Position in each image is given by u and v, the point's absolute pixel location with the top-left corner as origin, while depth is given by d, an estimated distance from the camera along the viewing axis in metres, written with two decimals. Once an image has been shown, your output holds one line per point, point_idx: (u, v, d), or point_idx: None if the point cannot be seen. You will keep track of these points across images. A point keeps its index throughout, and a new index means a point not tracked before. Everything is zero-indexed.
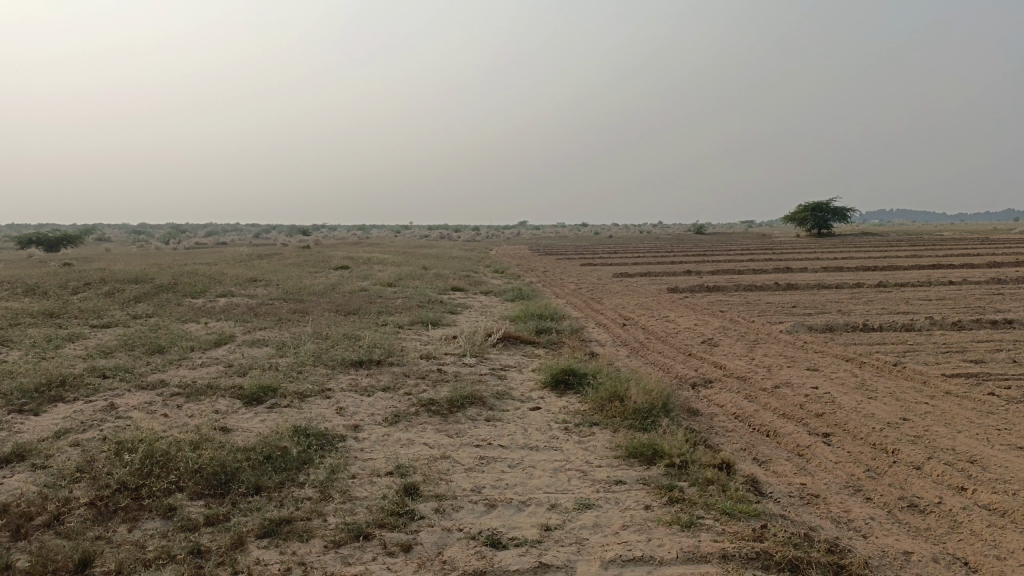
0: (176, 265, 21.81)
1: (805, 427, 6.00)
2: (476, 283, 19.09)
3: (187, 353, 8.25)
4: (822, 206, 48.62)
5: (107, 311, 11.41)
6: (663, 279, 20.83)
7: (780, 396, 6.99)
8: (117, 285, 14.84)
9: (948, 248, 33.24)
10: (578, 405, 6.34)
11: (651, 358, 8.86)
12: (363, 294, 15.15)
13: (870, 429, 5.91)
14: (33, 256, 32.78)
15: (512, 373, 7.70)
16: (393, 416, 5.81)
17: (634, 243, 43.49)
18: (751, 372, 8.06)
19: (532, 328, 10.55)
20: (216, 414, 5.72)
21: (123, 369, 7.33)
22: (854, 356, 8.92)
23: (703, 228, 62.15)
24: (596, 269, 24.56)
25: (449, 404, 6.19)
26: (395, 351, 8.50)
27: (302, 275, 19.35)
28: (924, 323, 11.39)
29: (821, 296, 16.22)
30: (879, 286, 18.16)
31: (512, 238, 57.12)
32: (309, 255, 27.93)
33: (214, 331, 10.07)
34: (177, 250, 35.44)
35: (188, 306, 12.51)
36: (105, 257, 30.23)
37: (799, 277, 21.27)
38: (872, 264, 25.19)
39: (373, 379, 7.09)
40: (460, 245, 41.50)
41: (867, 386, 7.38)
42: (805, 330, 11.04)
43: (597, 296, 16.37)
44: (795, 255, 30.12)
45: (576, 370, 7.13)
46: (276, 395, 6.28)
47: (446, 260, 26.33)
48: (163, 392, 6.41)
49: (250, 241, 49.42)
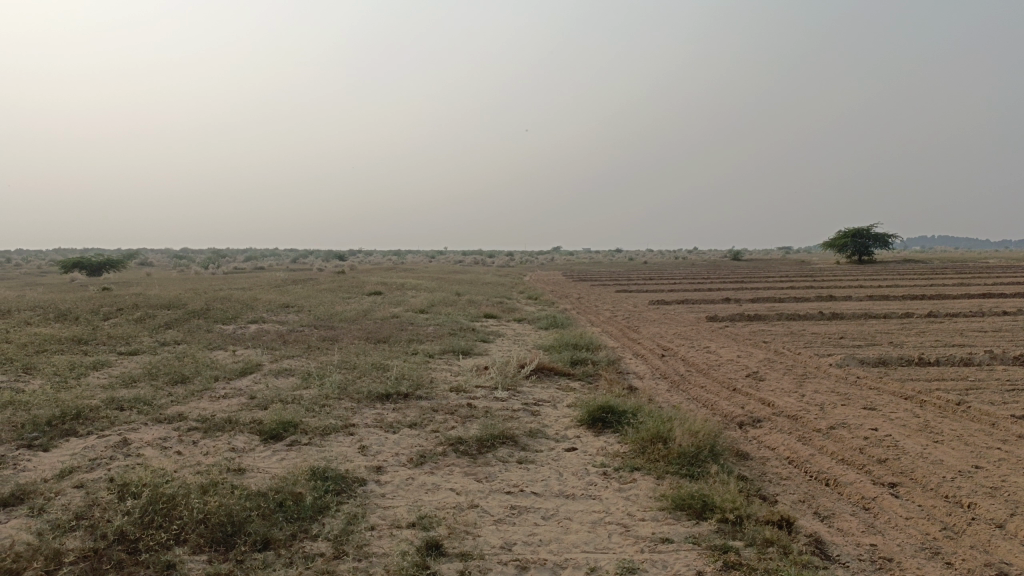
0: (210, 290, 21.84)
1: (868, 476, 5.47)
2: (510, 309, 18.71)
3: (209, 383, 7.97)
4: (863, 233, 47.59)
5: (135, 338, 11.25)
6: (701, 307, 20.26)
7: (836, 439, 6.46)
8: (149, 310, 14.76)
9: (998, 275, 32.10)
10: (618, 447, 5.89)
11: (693, 394, 8.38)
12: (394, 321, 14.86)
13: (941, 479, 5.36)
14: (75, 280, 33.63)
15: (546, 409, 7.27)
16: (419, 457, 5.42)
17: (669, 269, 42.92)
18: (802, 410, 7.53)
19: (567, 359, 10.11)
20: (231, 452, 5.39)
21: (142, 400, 7.07)
22: (912, 394, 8.33)
23: (739, 253, 61.16)
24: (633, 296, 24.09)
25: (479, 443, 5.78)
26: (425, 383, 8.13)
27: (334, 301, 19.19)
28: (985, 357, 10.70)
29: (869, 326, 15.54)
30: (930, 316, 17.38)
31: (547, 263, 56.95)
32: (343, 280, 27.89)
33: (240, 359, 9.82)
34: (214, 274, 36.03)
35: (217, 332, 12.31)
36: (146, 281, 30.54)
37: (844, 305, 20.56)
38: (920, 293, 24.30)
39: (399, 414, 6.71)
40: (496, 271, 41.21)
41: (930, 428, 6.81)
42: (856, 364, 10.43)
43: (634, 325, 15.90)
44: (837, 283, 29.23)
45: (614, 407, 6.68)
46: (296, 430, 5.94)
47: (479, 287, 26.03)
48: (179, 426, 6.11)
49: (285, 266, 49.92)
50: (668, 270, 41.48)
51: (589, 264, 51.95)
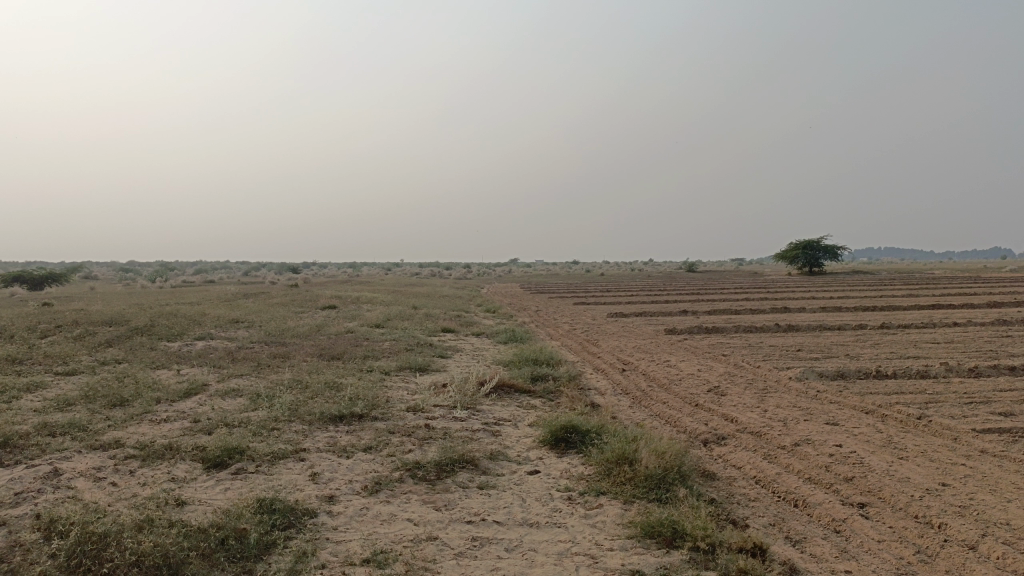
0: (157, 305, 21.14)
1: (836, 496, 5.36)
2: (468, 323, 18.45)
3: (151, 406, 7.55)
4: (814, 245, 48.50)
5: (73, 357, 10.70)
6: (659, 320, 20.25)
7: (801, 457, 6.35)
8: (90, 327, 14.13)
9: (944, 286, 32.93)
10: (582, 469, 5.68)
11: (655, 410, 8.22)
12: (349, 337, 14.48)
13: (910, 498, 5.26)
14: (15, 294, 32.38)
15: (506, 428, 7.04)
16: (374, 484, 5.13)
17: (625, 282, 43.08)
18: (766, 426, 7.43)
19: (527, 374, 9.89)
20: (171, 482, 5.03)
21: (77, 425, 6.63)
22: (873, 408, 8.30)
23: (694, 265, 61.89)
24: (590, 309, 24.04)
25: (437, 468, 5.51)
26: (380, 403, 7.83)
27: (287, 315, 18.70)
28: (940, 369, 10.79)
29: (825, 338, 15.66)
30: (883, 328, 17.62)
31: (504, 275, 56.81)
32: (297, 293, 27.31)
33: (186, 379, 9.38)
34: (161, 288, 35.00)
35: (163, 350, 11.81)
36: (89, 296, 29.53)
37: (799, 317, 20.77)
38: (872, 304, 24.73)
39: (353, 437, 6.41)
40: (453, 283, 40.93)
41: (894, 444, 6.76)
42: (815, 377, 10.43)
43: (593, 338, 15.78)
44: (790, 295, 29.63)
45: (577, 427, 6.47)
46: (243, 457, 5.60)
47: (436, 300, 25.73)
48: (115, 454, 5.71)
49: (236, 279, 48.86)
50: (624, 281, 41.67)
51: (546, 277, 51.94)
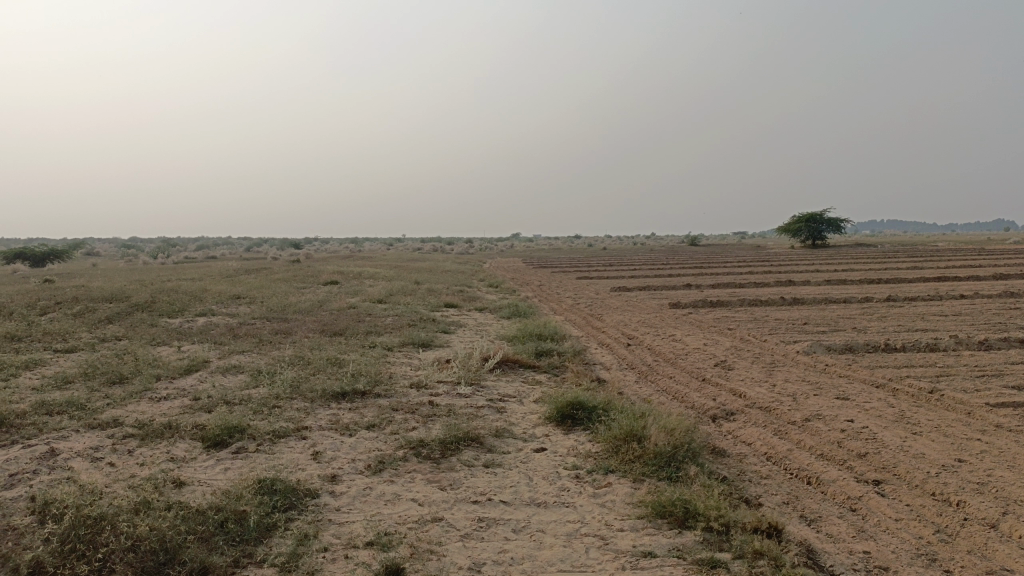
0: (158, 281, 21.03)
1: (850, 473, 5.24)
2: (471, 298, 18.33)
3: (150, 383, 7.43)
4: (818, 218, 48.23)
5: (73, 334, 10.58)
6: (663, 293, 20.12)
7: (813, 433, 6.22)
8: (90, 303, 14.01)
9: (949, 259, 32.69)
10: (589, 446, 5.57)
11: (662, 385, 8.09)
12: (351, 312, 14.35)
13: (925, 475, 5.14)
14: (17, 271, 32.33)
15: (511, 405, 6.92)
16: (377, 464, 5.01)
17: (628, 256, 42.93)
18: (775, 401, 7.30)
19: (532, 350, 9.77)
20: (170, 463, 4.91)
21: (75, 404, 6.51)
22: (884, 382, 8.17)
23: (696, 238, 61.63)
24: (593, 283, 23.90)
25: (442, 446, 5.39)
26: (383, 380, 7.71)
27: (288, 291, 18.58)
28: (950, 342, 10.66)
29: (831, 311, 15.51)
30: (889, 300, 17.47)
31: (506, 250, 56.69)
32: (299, 269, 27.18)
33: (186, 356, 9.27)
34: (163, 264, 35.02)
35: (163, 326, 11.69)
36: (90, 273, 29.39)
37: (803, 290, 20.60)
38: (877, 276, 24.53)
39: (356, 415, 6.29)
40: (455, 258, 40.68)
41: (907, 419, 6.63)
42: (823, 351, 10.30)
43: (597, 312, 15.64)
44: (794, 268, 29.43)
45: (584, 403, 6.34)
46: (243, 436, 5.48)
47: (438, 275, 25.60)
48: (113, 433, 5.59)
49: (238, 255, 48.74)
50: (627, 255, 41.56)
51: (549, 251, 51.77)
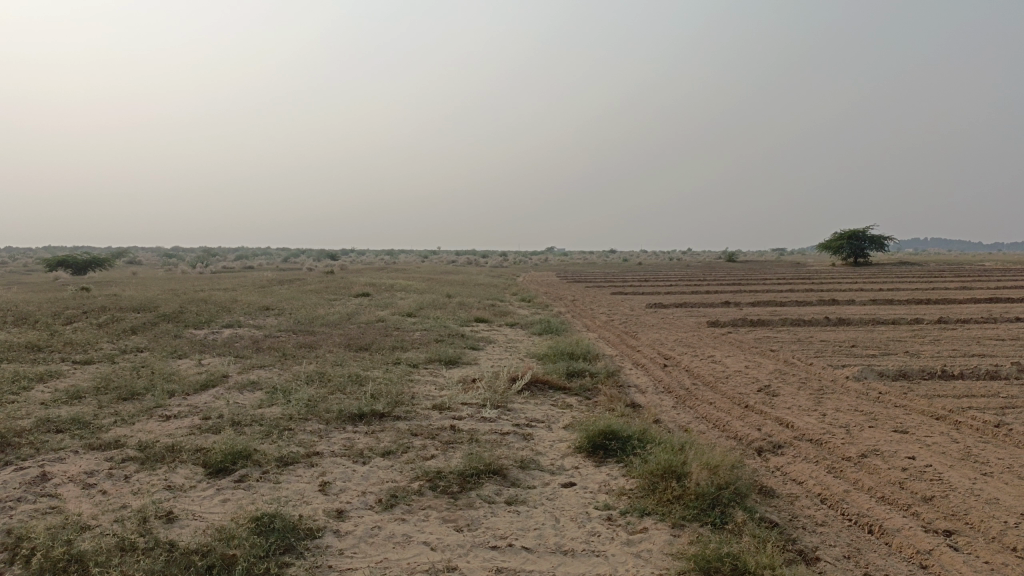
0: (191, 291, 20.99)
1: (917, 521, 4.67)
2: (503, 312, 17.90)
3: (162, 400, 7.11)
4: (859, 235, 47.02)
5: (95, 344, 10.38)
6: (701, 311, 19.47)
7: (871, 471, 5.65)
8: (118, 313, 13.86)
9: (999, 279, 31.40)
10: (622, 482, 5.07)
11: (702, 412, 7.55)
12: (379, 326, 13.99)
13: (1003, 526, 4.55)
14: (57, 279, 32.78)
15: (539, 431, 6.44)
16: (389, 498, 4.57)
17: (664, 271, 42.10)
18: (827, 433, 6.72)
19: (563, 370, 9.29)
20: (166, 493, 4.54)
21: (80, 421, 6.20)
22: (944, 413, 7.54)
23: (734, 255, 60.44)
24: (628, 299, 23.34)
25: (461, 479, 4.94)
26: (404, 400, 7.29)
27: (317, 303, 18.33)
28: (1012, 369, 9.92)
29: (878, 333, 14.78)
30: (939, 322, 16.64)
31: (540, 264, 56.32)
32: (332, 280, 27.05)
33: (205, 370, 8.97)
34: (198, 275, 35.35)
35: (187, 338, 11.44)
36: (129, 280, 29.61)
37: (849, 310, 19.78)
38: (925, 296, 23.54)
39: (372, 440, 5.87)
40: (489, 272, 40.33)
41: (975, 457, 6.01)
42: (874, 376, 9.65)
43: (632, 330, 15.08)
44: (836, 286, 28.52)
45: (617, 432, 5.84)
46: (249, 462, 5.09)
47: (470, 288, 25.25)
48: (112, 456, 5.24)
49: (275, 264, 49.14)
50: (663, 272, 40.80)
51: (583, 265, 51.17)
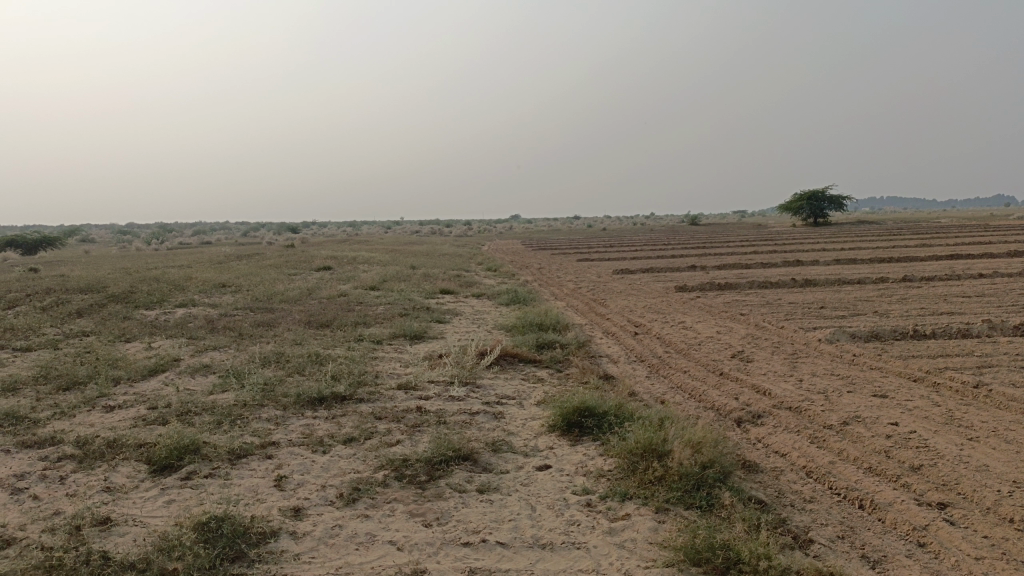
0: (144, 269, 20.19)
1: (908, 493, 4.46)
2: (469, 283, 17.51)
3: (106, 389, 6.63)
4: (819, 195, 47.36)
5: (37, 330, 9.79)
6: (669, 276, 19.29)
7: (855, 440, 5.45)
8: (64, 295, 13.17)
9: (958, 235, 31.77)
10: (600, 462, 4.78)
11: (677, 381, 7.30)
12: (341, 301, 13.52)
13: (997, 496, 4.36)
14: (6, 259, 31.57)
15: (510, 409, 6.13)
16: (351, 492, 4.22)
17: (630, 236, 41.87)
18: (807, 400, 6.51)
19: (532, 342, 8.98)
20: (105, 495, 4.14)
21: (14, 415, 5.72)
22: (922, 375, 7.39)
23: (697, 218, 60.59)
24: (595, 265, 23.12)
25: (429, 467, 4.61)
26: (367, 380, 6.92)
27: (277, 278, 17.74)
28: (983, 327, 9.85)
29: (846, 293, 14.72)
30: (905, 280, 16.64)
31: (505, 233, 55.99)
32: (292, 254, 26.33)
33: (155, 354, 8.48)
34: (154, 251, 34.38)
35: (138, 320, 10.88)
36: (80, 260, 28.48)
37: (814, 270, 19.76)
38: (889, 255, 23.65)
39: (332, 426, 5.50)
40: (453, 240, 39.79)
41: (959, 422, 5.84)
42: (847, 338, 9.51)
43: (601, 297, 14.82)
44: (800, 247, 28.57)
45: (592, 409, 5.55)
46: (198, 457, 4.70)
47: (434, 258, 24.73)
48: (45, 455, 4.80)
49: (235, 239, 47.95)
50: (627, 237, 40.63)
51: (548, 232, 50.81)
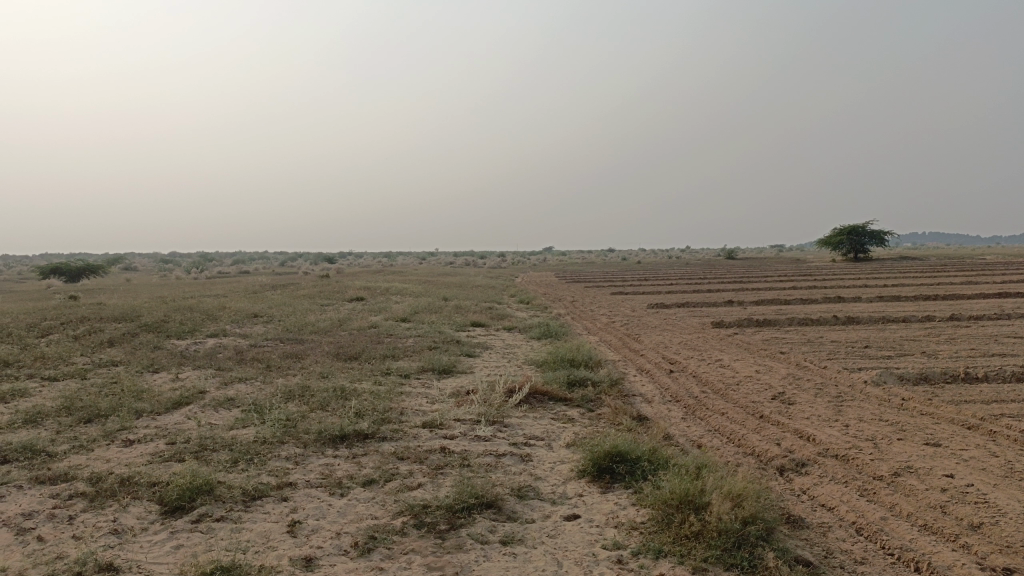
0: (179, 298, 20.36)
1: (969, 556, 4.09)
2: (501, 316, 17.29)
3: (127, 421, 6.52)
4: (859, 230, 46.49)
5: (68, 359, 9.78)
6: (705, 311, 18.87)
7: (907, 493, 5.08)
8: (97, 324, 13.24)
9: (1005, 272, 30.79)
10: (632, 513, 4.49)
11: (715, 424, 6.97)
12: (371, 333, 13.40)
13: None
14: (49, 286, 32.22)
15: (539, 452, 5.86)
16: (366, 541, 3.99)
17: (665, 269, 41.38)
18: (854, 447, 6.14)
19: (563, 379, 8.71)
20: (112, 538, 3.97)
21: (33, 448, 5.60)
22: (976, 422, 6.96)
23: (734, 252, 59.87)
24: (629, 299, 22.77)
25: (451, 515, 4.36)
26: (392, 417, 6.70)
27: (310, 309, 17.72)
28: None
29: (891, 332, 14.20)
30: (952, 319, 16.03)
31: (538, 265, 55.83)
32: (326, 285, 26.43)
33: (181, 386, 8.38)
34: (192, 280, 34.88)
35: (168, 350, 10.84)
36: (120, 288, 28.92)
37: (856, 307, 19.19)
38: (934, 292, 22.92)
39: (352, 467, 5.28)
40: (487, 273, 39.68)
41: (1020, 475, 5.44)
42: (894, 381, 9.06)
43: (635, 332, 14.48)
44: (841, 282, 27.88)
45: (624, 454, 5.26)
46: (210, 498, 4.51)
47: (467, 291, 24.57)
48: (57, 492, 4.65)
49: (271, 269, 48.48)
50: (662, 270, 40.20)
51: (583, 265, 50.48)
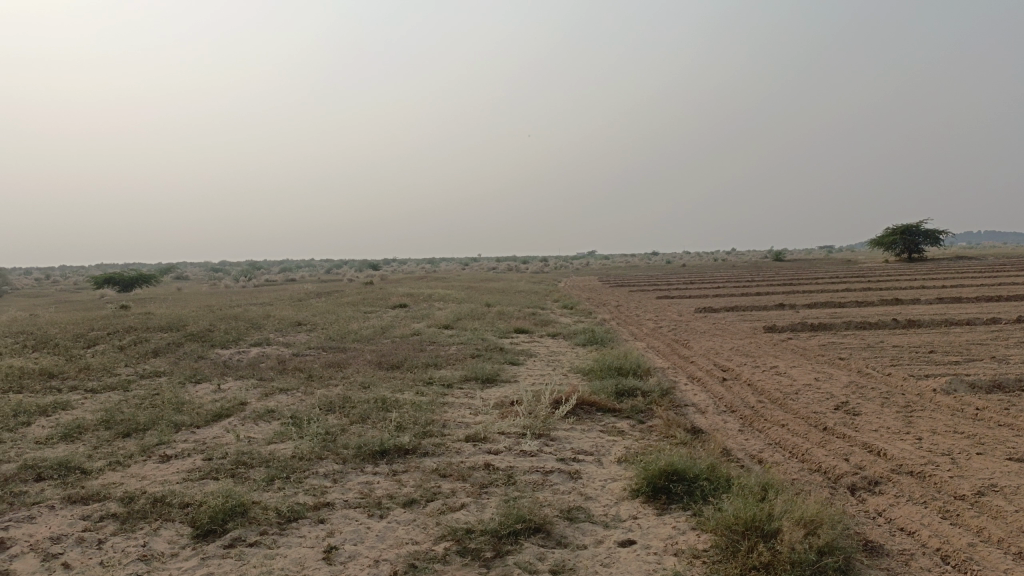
0: (226, 307, 20.47)
1: None
2: (545, 322, 16.94)
3: (165, 435, 6.38)
4: (914, 229, 44.98)
5: (112, 370, 9.76)
6: (756, 315, 18.27)
7: (995, 515, 4.63)
8: (144, 333, 13.28)
9: None
10: (693, 538, 4.14)
11: (775, 437, 6.55)
12: (414, 340, 13.20)
13: None
14: (103, 296, 32.84)
15: (588, 468, 5.54)
16: (406, 570, 3.72)
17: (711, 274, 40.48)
18: (930, 463, 5.67)
19: (611, 389, 8.35)
20: (141, 565, 3.76)
21: (69, 464, 5.47)
22: None
23: (781, 253, 58.58)
24: (676, 303, 22.21)
25: (496, 541, 4.06)
26: (434, 431, 6.44)
27: (352, 317, 17.61)
28: None
29: (956, 335, 13.48)
30: (1021, 322, 15.19)
31: (581, 269, 55.28)
32: (370, 291, 26.42)
33: (222, 397, 8.25)
34: (238, 289, 35.26)
35: (211, 360, 10.78)
36: (173, 297, 29.40)
37: (916, 309, 18.36)
38: (999, 293, 21.86)
39: (393, 485, 5.03)
40: (530, 278, 39.30)
41: None
42: (966, 389, 8.49)
43: (684, 338, 14.01)
44: (898, 283, 26.83)
45: (682, 472, 4.90)
46: (243, 521, 4.28)
47: (511, 296, 24.25)
48: (88, 513, 4.48)
49: (316, 276, 48.88)
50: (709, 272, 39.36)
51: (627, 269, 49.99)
